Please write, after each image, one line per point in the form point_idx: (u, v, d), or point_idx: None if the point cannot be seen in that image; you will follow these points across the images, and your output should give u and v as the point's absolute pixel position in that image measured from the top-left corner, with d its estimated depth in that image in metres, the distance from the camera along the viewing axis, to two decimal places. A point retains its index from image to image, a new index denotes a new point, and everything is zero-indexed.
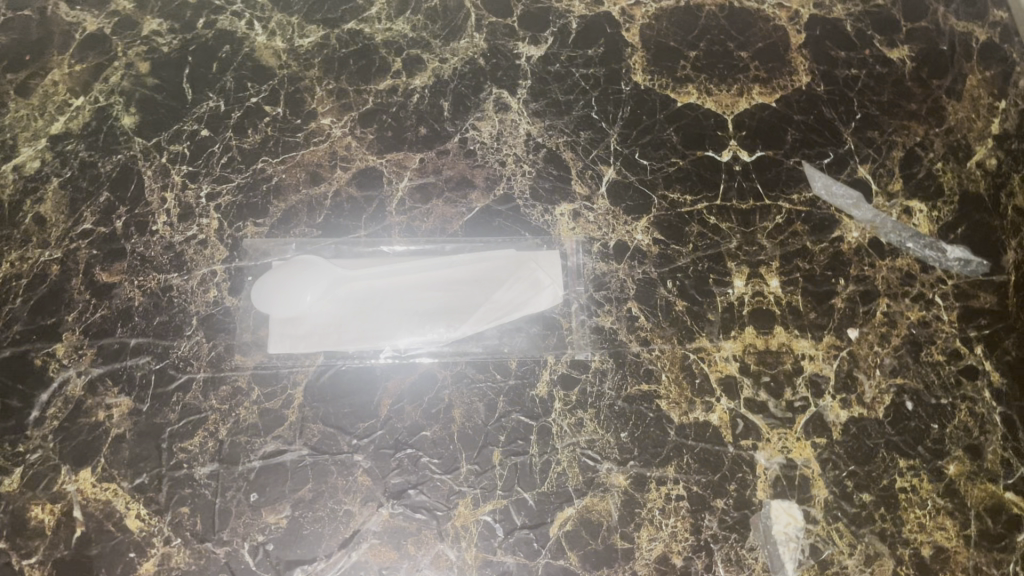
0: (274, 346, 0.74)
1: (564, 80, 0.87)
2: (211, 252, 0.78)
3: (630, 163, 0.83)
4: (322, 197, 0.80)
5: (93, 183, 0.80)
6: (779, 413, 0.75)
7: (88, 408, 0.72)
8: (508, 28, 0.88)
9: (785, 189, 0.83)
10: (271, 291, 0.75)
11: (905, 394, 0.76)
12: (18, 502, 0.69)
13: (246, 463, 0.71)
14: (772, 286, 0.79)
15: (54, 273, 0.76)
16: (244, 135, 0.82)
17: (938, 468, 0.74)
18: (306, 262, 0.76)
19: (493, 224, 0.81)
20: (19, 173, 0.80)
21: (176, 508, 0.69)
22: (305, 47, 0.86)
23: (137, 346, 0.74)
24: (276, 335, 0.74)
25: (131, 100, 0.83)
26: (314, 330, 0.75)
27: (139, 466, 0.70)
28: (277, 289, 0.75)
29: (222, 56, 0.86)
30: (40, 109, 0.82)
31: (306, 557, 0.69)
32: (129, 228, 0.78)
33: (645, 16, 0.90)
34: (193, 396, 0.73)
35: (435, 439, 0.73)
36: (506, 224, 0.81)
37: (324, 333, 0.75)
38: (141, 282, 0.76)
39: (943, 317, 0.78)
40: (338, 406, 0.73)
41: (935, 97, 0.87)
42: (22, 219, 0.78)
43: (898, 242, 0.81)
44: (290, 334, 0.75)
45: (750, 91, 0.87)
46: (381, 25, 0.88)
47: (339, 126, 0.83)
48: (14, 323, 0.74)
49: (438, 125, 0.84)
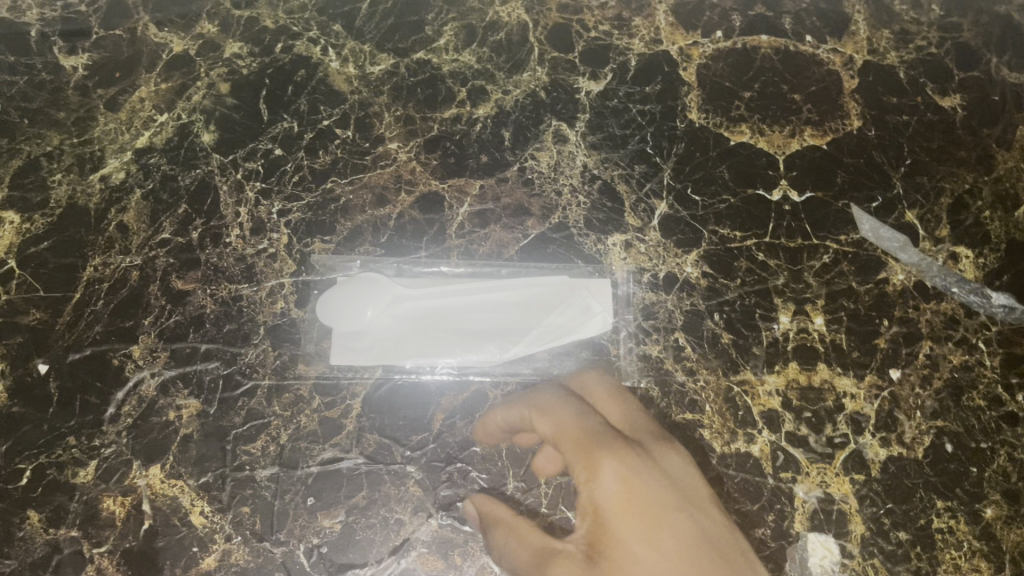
0: (336, 357, 0.78)
1: (621, 115, 0.90)
2: (280, 266, 0.82)
3: (683, 198, 0.86)
4: (385, 218, 0.85)
5: (172, 196, 0.85)
6: (820, 448, 0.77)
7: (161, 408, 0.76)
8: (569, 63, 0.92)
9: (833, 230, 0.85)
10: (337, 307, 0.80)
11: (944, 436, 0.77)
12: (91, 493, 0.73)
13: (305, 468, 0.74)
14: (816, 323, 0.81)
15: (135, 279, 0.81)
16: (315, 156, 0.87)
17: (975, 512, 0.75)
18: (368, 281, 0.81)
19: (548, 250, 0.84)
20: (106, 183, 0.85)
21: (238, 507, 0.73)
22: (376, 74, 0.91)
23: (208, 351, 0.78)
24: (338, 348, 0.78)
25: (211, 119, 0.88)
26: (374, 345, 0.79)
27: (204, 466, 0.74)
28: (340, 304, 0.80)
29: (297, 80, 0.90)
30: (128, 123, 0.88)
31: (357, 561, 0.71)
32: (204, 239, 0.83)
33: (701, 57, 0.93)
34: (258, 401, 0.76)
35: (485, 455, 0.75)
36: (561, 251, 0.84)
37: (384, 349, 0.78)
38: (213, 291, 0.81)
39: (985, 363, 0.80)
40: (393, 418, 0.76)
41: (986, 146, 0.89)
42: (107, 227, 0.83)
43: (943, 286, 0.83)
44: (351, 348, 0.78)
45: (802, 133, 0.90)
46: (448, 55, 0.92)
47: (405, 151, 0.88)
48: (96, 324, 0.79)
49: (499, 153, 0.88)
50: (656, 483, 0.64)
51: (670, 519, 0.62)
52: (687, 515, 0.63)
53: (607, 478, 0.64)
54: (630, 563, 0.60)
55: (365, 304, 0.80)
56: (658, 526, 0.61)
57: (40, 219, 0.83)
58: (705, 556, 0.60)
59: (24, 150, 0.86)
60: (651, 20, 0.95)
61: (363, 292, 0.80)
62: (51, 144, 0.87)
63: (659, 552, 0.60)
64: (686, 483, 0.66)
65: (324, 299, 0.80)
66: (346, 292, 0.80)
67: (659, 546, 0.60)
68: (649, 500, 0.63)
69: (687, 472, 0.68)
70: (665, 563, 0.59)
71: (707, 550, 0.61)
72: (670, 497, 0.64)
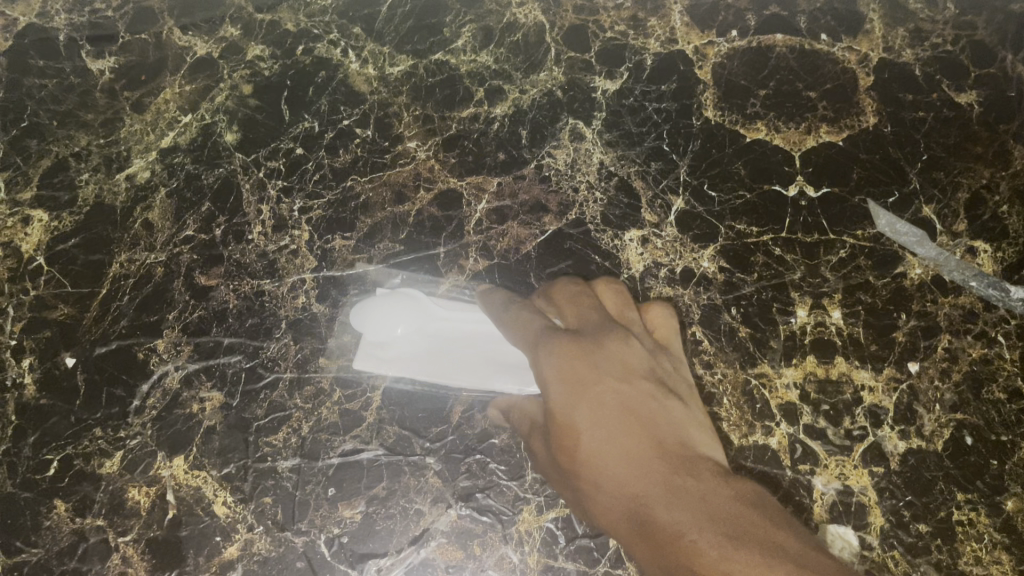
0: (361, 363, 0.78)
1: (638, 113, 0.91)
2: (301, 262, 0.83)
3: (699, 194, 0.87)
4: (404, 215, 0.86)
5: (196, 194, 0.86)
6: (838, 441, 0.76)
7: (185, 400, 0.78)
8: (585, 63, 0.94)
9: (849, 225, 0.85)
10: (372, 317, 0.79)
11: (964, 429, 0.77)
12: (117, 483, 0.75)
13: (325, 460, 0.75)
14: (834, 317, 0.81)
15: (159, 274, 0.83)
16: (336, 155, 0.88)
17: (996, 504, 0.75)
18: (408, 296, 0.81)
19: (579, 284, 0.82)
20: (132, 182, 0.87)
21: (260, 498, 0.74)
22: (395, 75, 0.93)
23: (231, 345, 0.80)
24: (364, 356, 0.78)
25: (234, 119, 0.90)
26: (399, 354, 0.78)
27: (227, 457, 0.75)
28: (374, 314, 0.80)
29: (318, 82, 0.92)
30: (154, 125, 0.90)
31: (378, 551, 0.72)
32: (227, 236, 0.84)
33: (716, 56, 0.94)
34: (280, 394, 0.78)
35: (504, 447, 0.75)
36: (569, 281, 0.80)
37: (406, 360, 0.78)
38: (236, 287, 0.82)
39: (1004, 356, 0.80)
40: (413, 410, 0.77)
41: (1003, 141, 0.89)
42: (133, 225, 0.85)
43: (962, 280, 0.82)
44: (375, 356, 0.78)
45: (818, 130, 0.90)
46: (466, 56, 0.94)
47: (424, 150, 0.89)
48: (122, 319, 0.81)
49: (516, 152, 0.89)
50: (592, 362, 0.67)
51: (598, 386, 0.65)
52: (618, 383, 0.66)
53: (543, 361, 0.68)
54: (562, 428, 0.64)
55: (399, 318, 0.79)
56: (576, 402, 0.65)
57: (68, 217, 0.85)
58: (634, 416, 0.64)
59: (53, 151, 0.89)
60: (667, 20, 0.96)
61: (397, 304, 0.80)
62: (79, 145, 0.89)
63: (585, 416, 0.64)
64: (631, 359, 0.69)
65: (361, 309, 0.80)
66: (383, 304, 0.80)
67: (586, 410, 0.64)
68: (581, 370, 0.66)
69: (629, 349, 0.70)
70: (591, 423, 0.63)
71: (635, 411, 0.64)
72: (604, 371, 0.66)
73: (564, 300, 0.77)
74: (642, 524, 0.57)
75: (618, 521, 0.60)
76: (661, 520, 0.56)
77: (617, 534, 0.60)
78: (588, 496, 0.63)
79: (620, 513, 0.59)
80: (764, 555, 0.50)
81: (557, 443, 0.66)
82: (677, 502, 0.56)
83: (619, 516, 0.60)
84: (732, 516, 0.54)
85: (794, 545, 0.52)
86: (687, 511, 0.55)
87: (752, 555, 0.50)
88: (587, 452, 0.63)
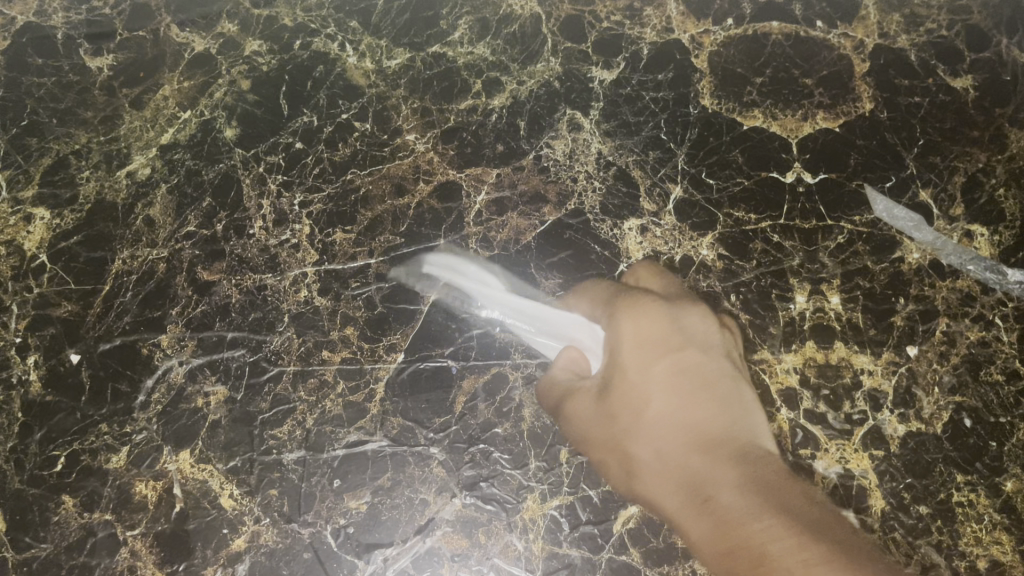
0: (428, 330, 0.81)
1: (635, 102, 0.91)
2: (303, 256, 0.84)
3: (697, 182, 0.87)
4: (404, 208, 0.86)
5: (196, 190, 0.87)
6: (838, 424, 0.77)
7: (190, 394, 0.78)
8: (582, 53, 0.94)
9: (847, 211, 0.86)
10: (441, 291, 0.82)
11: (963, 412, 0.77)
12: (124, 478, 0.75)
13: (330, 451, 0.76)
14: (832, 302, 0.81)
15: (162, 271, 0.83)
16: (335, 148, 0.89)
17: (995, 485, 0.75)
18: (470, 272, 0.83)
19: (580, 279, 0.83)
20: (133, 179, 0.88)
21: (266, 490, 0.74)
22: (392, 68, 0.93)
23: (234, 339, 0.80)
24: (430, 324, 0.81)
25: (233, 115, 0.91)
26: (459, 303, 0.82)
27: (232, 450, 0.76)
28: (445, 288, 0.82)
29: (316, 76, 0.93)
30: (152, 121, 0.90)
31: (384, 541, 0.73)
32: (228, 231, 0.85)
33: (712, 44, 0.95)
34: (284, 387, 0.78)
35: (507, 436, 0.76)
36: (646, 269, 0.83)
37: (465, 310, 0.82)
38: (238, 281, 0.83)
39: (1003, 338, 0.80)
40: (417, 402, 0.78)
41: (998, 125, 0.90)
42: (134, 221, 0.86)
43: (959, 264, 0.83)
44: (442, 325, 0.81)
45: (815, 116, 0.91)
46: (463, 48, 0.94)
47: (423, 142, 0.89)
48: (125, 315, 0.81)
49: (515, 143, 0.89)
50: (672, 332, 0.70)
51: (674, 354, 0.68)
52: (698, 354, 0.69)
53: (623, 324, 0.71)
54: (631, 389, 0.68)
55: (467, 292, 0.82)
56: (651, 367, 0.68)
57: (70, 214, 0.86)
58: (703, 394, 0.67)
59: (53, 149, 0.89)
60: (663, 9, 0.96)
61: (478, 257, 0.84)
62: (78, 142, 0.90)
63: (657, 379, 0.67)
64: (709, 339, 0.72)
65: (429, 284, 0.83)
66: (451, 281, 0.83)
67: (660, 378, 0.67)
68: (660, 336, 0.70)
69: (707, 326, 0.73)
70: (662, 388, 0.67)
71: (706, 389, 0.67)
72: (682, 341, 0.69)
73: (637, 284, 0.80)
74: (707, 503, 0.60)
75: (674, 490, 0.64)
76: (726, 503, 0.59)
77: (672, 502, 0.64)
78: (646, 463, 0.67)
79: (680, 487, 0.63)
80: (839, 555, 0.51)
81: (618, 400, 0.68)
82: (740, 487, 0.59)
83: (678, 488, 0.63)
84: (799, 514, 0.57)
85: (841, 532, 0.59)
86: (754, 498, 0.58)
87: (824, 549, 0.52)
88: (653, 414, 0.66)
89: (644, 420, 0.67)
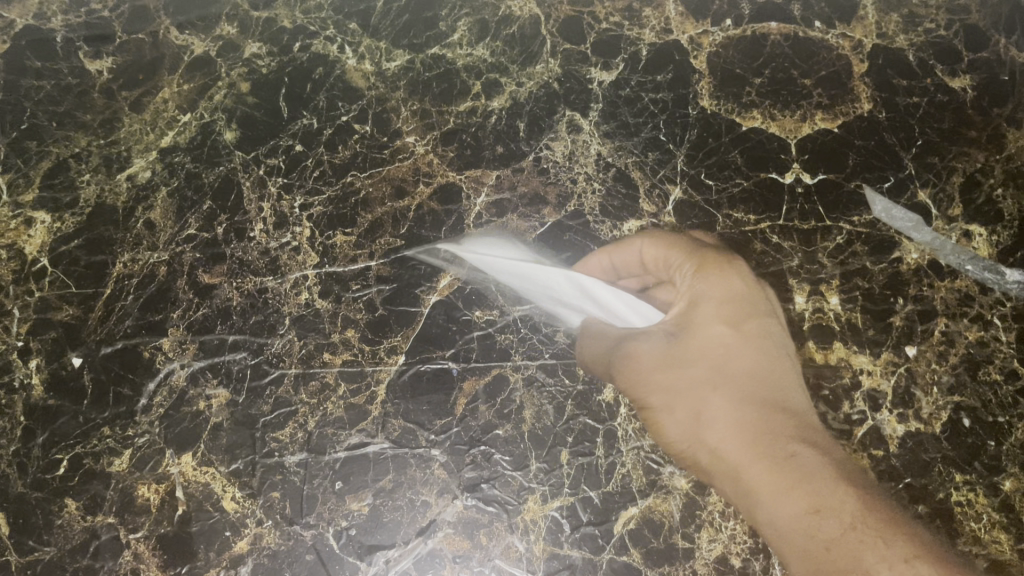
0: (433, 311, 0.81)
1: (634, 103, 0.91)
2: (303, 258, 0.84)
3: (697, 183, 0.87)
4: (404, 210, 0.86)
5: (197, 193, 0.87)
6: (837, 425, 0.76)
7: (191, 397, 0.78)
8: (581, 54, 0.94)
9: (845, 211, 0.86)
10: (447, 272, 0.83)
11: (961, 411, 0.77)
12: (127, 481, 0.76)
13: (332, 454, 0.76)
14: (831, 303, 0.81)
15: (163, 274, 0.84)
16: (335, 150, 0.89)
17: (994, 484, 0.75)
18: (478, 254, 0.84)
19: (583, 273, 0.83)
20: (133, 182, 0.88)
21: (268, 492, 0.75)
22: (392, 70, 0.93)
23: (235, 342, 0.80)
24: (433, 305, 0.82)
25: (233, 117, 0.91)
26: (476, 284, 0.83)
27: (234, 453, 0.76)
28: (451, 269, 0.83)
29: (315, 78, 0.93)
30: (152, 124, 0.90)
31: (386, 543, 0.73)
32: (229, 234, 0.85)
33: (711, 44, 0.95)
34: (285, 390, 0.78)
35: (508, 437, 0.76)
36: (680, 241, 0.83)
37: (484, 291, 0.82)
38: (239, 284, 0.83)
39: (1001, 338, 0.80)
40: (418, 404, 0.78)
41: (996, 125, 0.90)
42: (134, 224, 0.86)
43: (957, 264, 0.83)
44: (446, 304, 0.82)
45: (813, 117, 0.91)
46: (462, 50, 0.95)
47: (422, 144, 0.90)
48: (127, 318, 0.82)
49: (514, 144, 0.90)
50: (750, 314, 0.77)
51: (757, 322, 0.77)
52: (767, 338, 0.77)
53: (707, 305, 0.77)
54: (708, 353, 0.75)
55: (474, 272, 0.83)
56: (731, 342, 0.76)
57: (70, 217, 0.86)
58: (771, 371, 0.76)
59: (53, 152, 0.89)
60: (661, 10, 0.96)
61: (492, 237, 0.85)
62: (79, 146, 0.90)
63: (739, 354, 0.75)
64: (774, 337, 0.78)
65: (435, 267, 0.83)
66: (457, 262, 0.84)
67: (740, 352, 0.75)
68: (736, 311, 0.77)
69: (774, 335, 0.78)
70: (740, 357, 0.75)
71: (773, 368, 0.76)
72: (756, 321, 0.77)
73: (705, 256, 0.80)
74: (780, 463, 0.70)
75: (750, 449, 0.71)
76: (798, 463, 0.71)
77: (747, 461, 0.71)
78: (724, 431, 0.72)
79: (757, 445, 0.71)
80: (885, 526, 0.69)
81: (698, 368, 0.74)
82: (805, 453, 0.72)
83: (755, 447, 0.71)
84: (844, 479, 0.71)
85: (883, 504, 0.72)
86: (812, 460, 0.72)
87: (876, 523, 0.69)
88: (731, 379, 0.74)
89: (722, 383, 0.74)
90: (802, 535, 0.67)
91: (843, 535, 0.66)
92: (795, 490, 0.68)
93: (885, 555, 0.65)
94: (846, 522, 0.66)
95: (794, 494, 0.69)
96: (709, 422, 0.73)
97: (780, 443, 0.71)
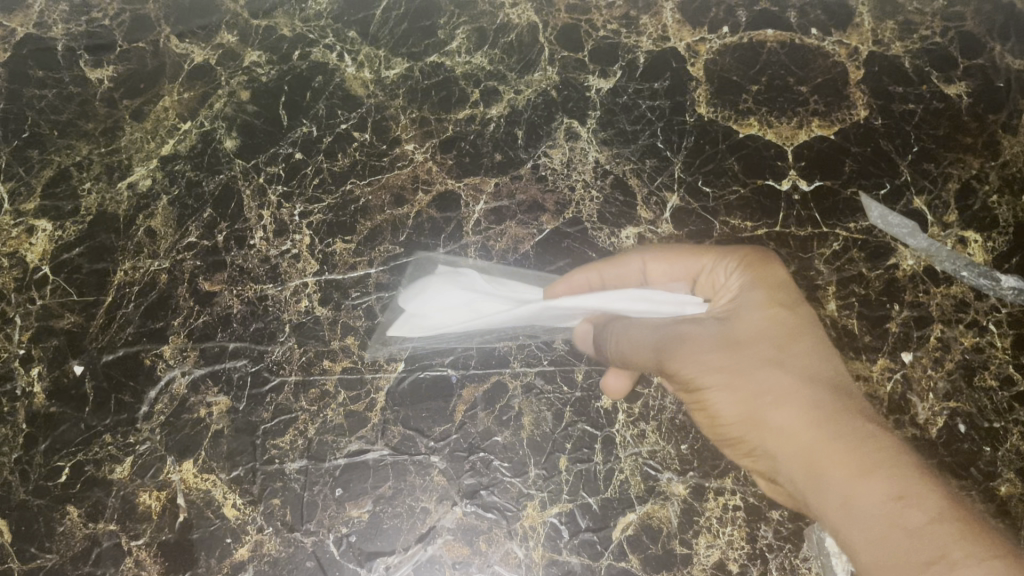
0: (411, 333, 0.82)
1: (631, 111, 0.92)
2: (303, 266, 0.85)
3: (694, 190, 0.88)
4: (404, 218, 0.87)
5: (197, 201, 0.87)
6: None
7: (192, 405, 0.79)
8: (579, 62, 0.95)
9: (842, 218, 0.87)
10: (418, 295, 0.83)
11: (957, 417, 0.78)
12: (128, 489, 0.76)
13: (332, 461, 0.77)
14: (828, 309, 0.82)
15: (164, 281, 0.84)
16: (334, 158, 0.90)
17: (989, 490, 0.76)
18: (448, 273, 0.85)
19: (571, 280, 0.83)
20: (134, 190, 0.88)
21: (269, 499, 0.75)
22: (391, 78, 0.94)
23: (236, 350, 0.81)
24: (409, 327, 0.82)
25: (233, 126, 0.91)
26: (451, 300, 0.83)
27: (235, 460, 0.77)
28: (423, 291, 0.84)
29: (315, 86, 0.93)
30: (153, 132, 0.91)
31: (385, 549, 0.74)
32: (229, 242, 0.85)
33: (708, 52, 0.95)
34: (286, 397, 0.79)
35: (506, 444, 0.77)
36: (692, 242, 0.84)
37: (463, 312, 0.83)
38: (240, 291, 0.83)
39: (996, 344, 0.81)
40: (417, 411, 0.78)
41: (992, 131, 0.90)
42: (135, 232, 0.86)
43: (953, 270, 0.84)
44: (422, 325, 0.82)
45: (810, 124, 0.91)
46: (460, 58, 0.95)
47: (421, 152, 0.90)
48: (128, 326, 0.82)
49: (513, 152, 0.90)
50: (793, 307, 0.77)
51: (801, 317, 0.77)
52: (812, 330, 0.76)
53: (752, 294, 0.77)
54: (760, 334, 0.73)
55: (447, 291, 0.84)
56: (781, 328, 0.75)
57: (72, 226, 0.87)
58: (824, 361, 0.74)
59: (54, 161, 0.90)
60: (659, 18, 0.97)
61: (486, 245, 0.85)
62: (80, 154, 0.90)
63: (792, 340, 0.74)
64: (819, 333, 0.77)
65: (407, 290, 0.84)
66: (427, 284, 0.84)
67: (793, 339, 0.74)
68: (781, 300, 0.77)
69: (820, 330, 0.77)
70: (794, 342, 0.74)
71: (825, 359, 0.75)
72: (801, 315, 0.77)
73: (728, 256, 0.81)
74: (847, 444, 0.68)
75: (814, 430, 0.69)
76: (866, 447, 0.68)
77: (813, 442, 0.68)
78: (787, 410, 0.70)
79: (819, 425, 0.69)
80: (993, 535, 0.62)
81: (752, 348, 0.73)
82: (870, 440, 0.69)
83: (818, 428, 0.69)
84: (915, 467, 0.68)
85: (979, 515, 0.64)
86: (880, 447, 0.69)
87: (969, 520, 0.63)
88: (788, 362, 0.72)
89: (780, 363, 0.72)
90: (886, 517, 0.63)
91: (930, 526, 0.62)
92: (873, 473, 0.66)
93: (982, 549, 0.61)
94: (932, 514, 0.63)
95: (870, 478, 0.65)
96: (775, 400, 0.70)
97: (848, 429, 0.70)
